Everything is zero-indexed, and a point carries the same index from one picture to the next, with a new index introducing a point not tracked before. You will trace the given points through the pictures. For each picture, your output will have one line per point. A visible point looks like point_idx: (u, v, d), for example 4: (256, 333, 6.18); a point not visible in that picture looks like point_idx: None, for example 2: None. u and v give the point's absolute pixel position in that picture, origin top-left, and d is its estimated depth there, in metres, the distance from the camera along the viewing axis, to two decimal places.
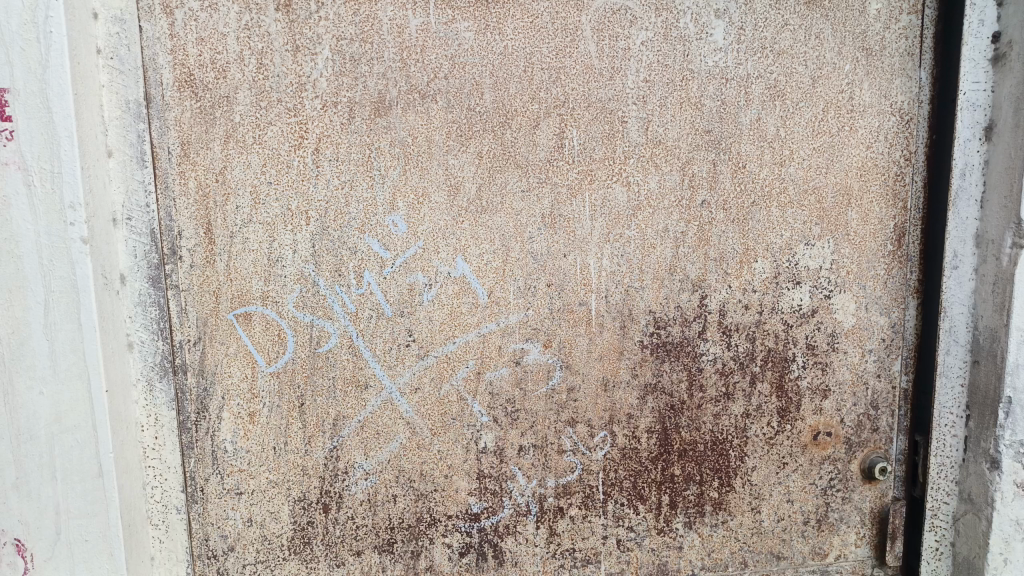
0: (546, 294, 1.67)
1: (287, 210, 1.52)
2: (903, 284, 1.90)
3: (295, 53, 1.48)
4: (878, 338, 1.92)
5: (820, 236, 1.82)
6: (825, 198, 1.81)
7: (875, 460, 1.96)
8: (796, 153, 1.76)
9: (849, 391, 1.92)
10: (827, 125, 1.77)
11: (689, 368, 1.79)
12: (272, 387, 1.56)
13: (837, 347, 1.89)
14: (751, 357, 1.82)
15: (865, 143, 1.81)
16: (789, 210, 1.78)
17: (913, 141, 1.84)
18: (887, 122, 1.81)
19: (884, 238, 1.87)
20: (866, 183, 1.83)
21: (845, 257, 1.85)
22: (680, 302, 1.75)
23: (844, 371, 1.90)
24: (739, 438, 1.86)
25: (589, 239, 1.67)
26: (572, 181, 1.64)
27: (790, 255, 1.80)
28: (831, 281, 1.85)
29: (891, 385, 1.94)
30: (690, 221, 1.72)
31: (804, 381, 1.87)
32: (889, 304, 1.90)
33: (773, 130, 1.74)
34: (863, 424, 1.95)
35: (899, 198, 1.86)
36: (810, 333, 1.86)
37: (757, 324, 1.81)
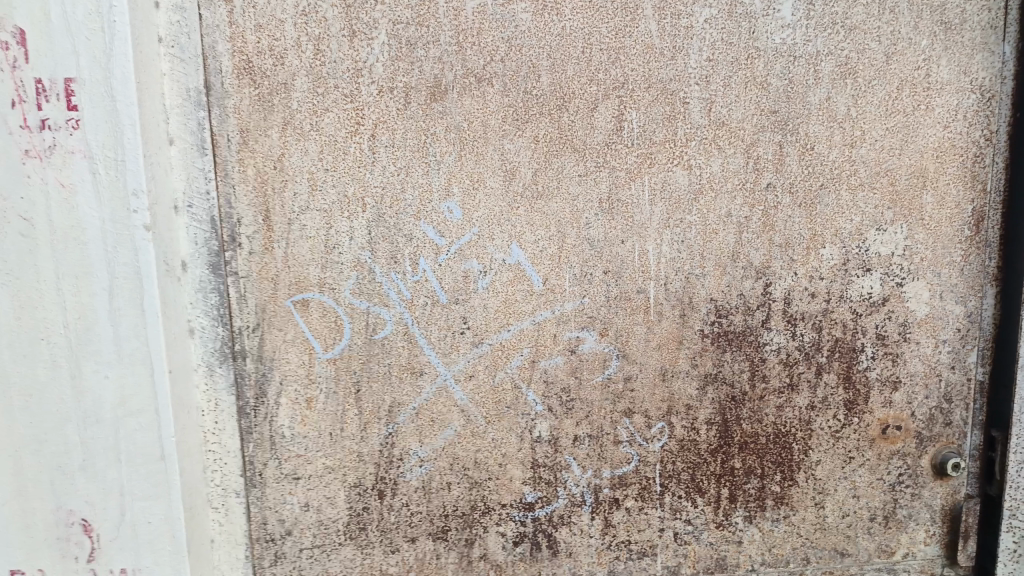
0: (603, 282, 1.63)
1: (343, 197, 1.51)
2: (982, 271, 1.80)
3: (351, 38, 1.46)
4: (953, 328, 1.83)
5: (893, 221, 1.73)
6: (899, 181, 1.72)
7: (947, 455, 1.87)
8: (867, 134, 1.68)
9: (922, 383, 1.84)
10: (902, 104, 1.68)
11: (751, 358, 1.73)
12: (329, 373, 1.56)
13: (909, 337, 1.80)
14: (817, 347, 1.75)
15: (943, 122, 1.71)
16: (860, 194, 1.70)
17: (994, 120, 1.73)
18: (967, 100, 1.71)
19: (961, 223, 1.77)
20: (943, 165, 1.73)
21: (919, 243, 1.76)
22: (742, 290, 1.69)
23: (916, 363, 1.82)
24: (803, 431, 1.80)
25: (648, 224, 1.62)
26: (631, 165, 1.60)
27: (860, 242, 1.73)
28: (903, 268, 1.76)
29: (966, 377, 1.85)
30: (755, 206, 1.66)
31: (873, 373, 1.80)
32: (966, 292, 1.81)
33: (843, 109, 1.66)
34: (935, 417, 1.86)
35: (977, 181, 1.76)
36: (879, 322, 1.78)
37: (824, 312, 1.74)
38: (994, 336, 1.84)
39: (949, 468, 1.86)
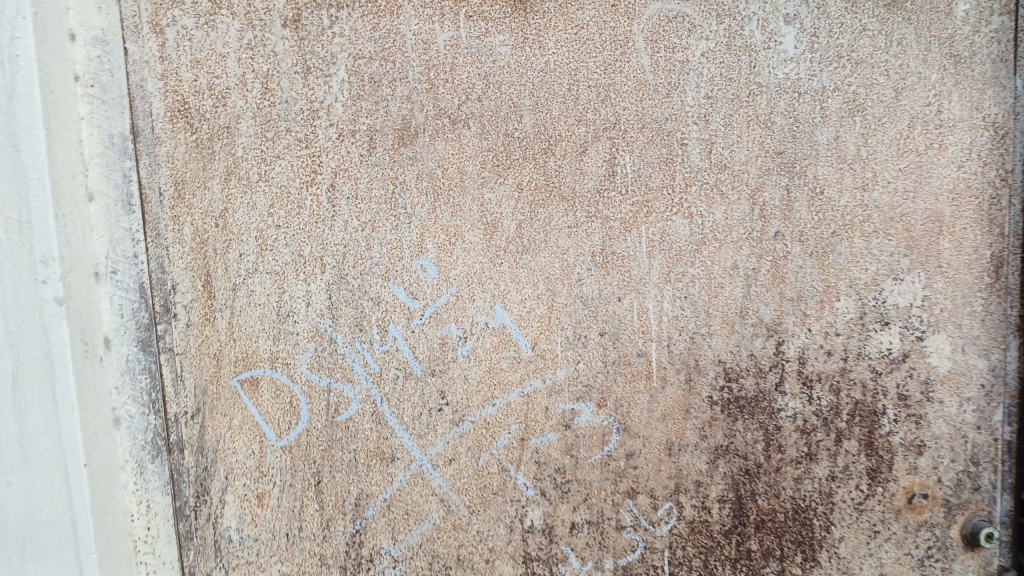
0: (599, 345, 1.43)
1: (298, 256, 1.30)
2: (1005, 322, 1.63)
3: (306, 76, 1.28)
4: (978, 383, 1.65)
5: (910, 269, 1.58)
6: (915, 226, 1.56)
7: (979, 524, 1.66)
8: (879, 175, 1.53)
9: (947, 446, 1.64)
10: (914, 142, 1.54)
11: (765, 426, 1.54)
12: (283, 464, 1.33)
13: (932, 396, 1.62)
14: (837, 410, 1.57)
15: (958, 161, 1.57)
16: (874, 240, 1.55)
17: (1011, 157, 1.59)
18: (981, 138, 1.57)
19: (982, 268, 1.61)
20: (959, 208, 1.58)
21: (938, 292, 1.59)
22: (753, 349, 1.51)
23: (941, 424, 1.63)
24: (825, 505, 1.60)
25: (647, 279, 1.44)
26: (626, 215, 1.42)
27: (876, 292, 1.56)
28: (923, 320, 1.59)
29: (992, 438, 1.66)
30: (763, 255, 1.49)
31: (896, 437, 1.61)
32: (988, 345, 1.63)
33: (853, 149, 1.51)
34: (964, 483, 1.66)
35: (995, 223, 1.60)
36: (901, 381, 1.60)
37: (842, 372, 1.57)
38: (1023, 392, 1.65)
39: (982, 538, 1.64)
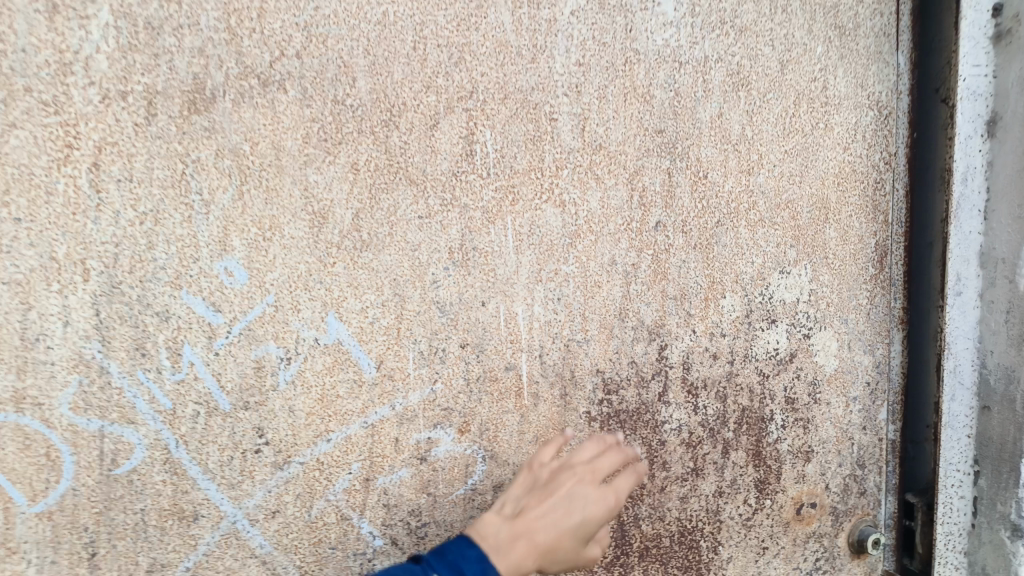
0: (460, 361, 1.19)
1: (50, 261, 0.97)
2: (889, 314, 1.55)
3: (53, 16, 0.95)
4: (862, 381, 1.55)
5: (796, 261, 1.44)
6: (800, 214, 1.43)
7: (865, 531, 1.56)
8: (765, 158, 1.38)
9: (834, 449, 1.53)
10: (799, 122, 1.41)
11: (648, 441, 1.34)
12: (41, 537, 1.00)
13: (819, 398, 1.50)
14: (723, 419, 1.40)
15: (842, 143, 1.45)
16: (760, 230, 1.39)
17: (892, 141, 1.50)
18: (864, 118, 1.47)
19: (865, 259, 1.51)
20: (844, 193, 1.47)
21: (824, 287, 1.47)
22: (634, 356, 1.30)
23: (827, 427, 1.51)
24: (711, 524, 1.42)
25: (515, 279, 1.21)
26: (488, 203, 1.19)
27: (763, 288, 1.41)
28: (810, 316, 1.47)
29: (878, 437, 1.57)
30: (643, 249, 1.29)
31: (784, 445, 1.47)
32: (874, 340, 1.54)
33: (738, 129, 1.35)
34: (850, 487, 1.55)
35: (879, 211, 1.51)
36: (788, 383, 1.46)
37: (727, 377, 1.39)
38: (905, 388, 1.59)
39: (868, 543, 1.55)
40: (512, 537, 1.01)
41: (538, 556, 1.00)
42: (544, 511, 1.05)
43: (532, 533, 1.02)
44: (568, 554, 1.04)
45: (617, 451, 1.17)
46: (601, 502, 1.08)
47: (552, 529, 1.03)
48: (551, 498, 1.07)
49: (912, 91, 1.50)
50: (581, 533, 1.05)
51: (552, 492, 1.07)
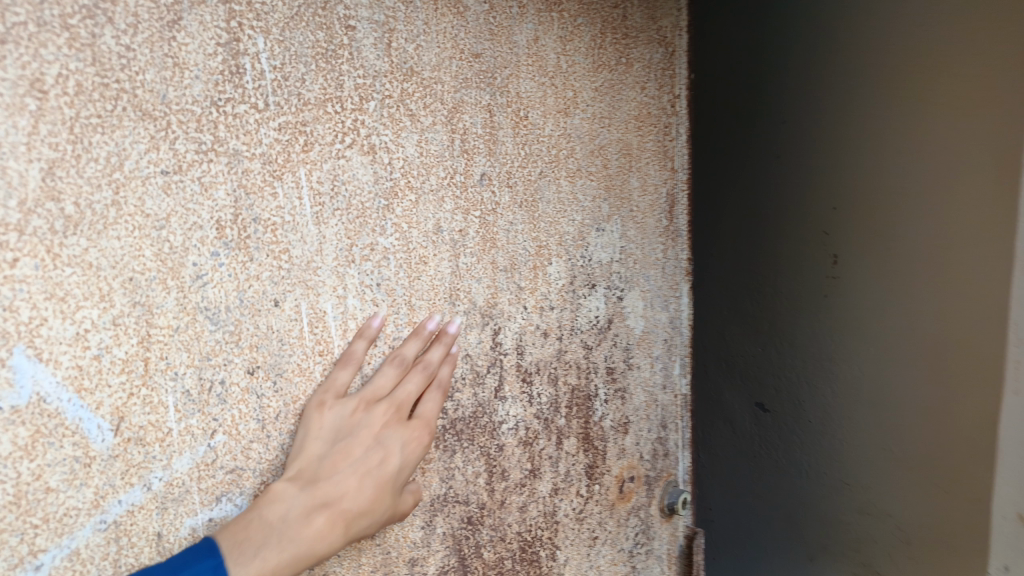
0: (247, 395, 0.78)
1: None
2: (680, 267, 1.42)
3: None
4: (661, 339, 1.40)
5: (610, 216, 1.24)
6: (611, 161, 1.24)
7: (673, 494, 1.46)
8: (579, 95, 1.17)
9: (646, 415, 1.39)
10: (606, 54, 1.22)
11: (486, 449, 1.06)
12: None
13: (632, 363, 1.34)
14: (556, 405, 1.17)
15: (640, 82, 1.29)
16: (579, 181, 1.17)
17: (677, 82, 1.36)
18: (651, 55, 1.31)
19: (660, 208, 1.36)
20: (643, 137, 1.31)
21: (631, 242, 1.30)
22: (468, 347, 1.01)
23: (640, 393, 1.36)
24: (548, 528, 1.20)
25: (318, 262, 0.84)
26: (270, 150, 0.78)
27: (584, 249, 1.19)
28: (622, 276, 1.28)
29: (673, 395, 1.46)
30: (469, 210, 0.99)
31: (608, 422, 1.29)
32: (669, 293, 1.40)
33: (553, 59, 1.11)
34: (658, 451, 1.43)
35: (668, 156, 1.36)
36: (608, 353, 1.27)
37: (558, 356, 1.16)
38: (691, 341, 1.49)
39: (677, 506, 1.45)
40: (311, 507, 0.74)
41: (346, 529, 0.76)
42: (346, 466, 0.78)
43: (339, 497, 0.76)
44: (383, 512, 0.82)
45: (417, 369, 0.89)
46: (413, 447, 0.85)
47: (364, 484, 0.78)
48: (354, 449, 0.79)
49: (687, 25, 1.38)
50: (396, 485, 0.82)
51: (354, 435, 0.80)
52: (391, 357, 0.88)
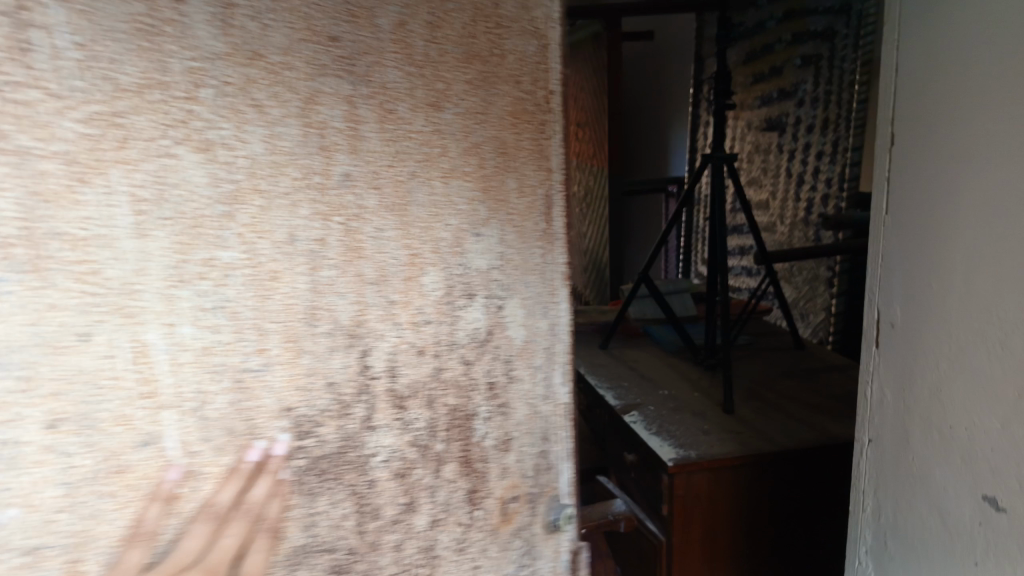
0: (50, 448, 0.72)
1: None
2: (559, 275, 1.08)
3: None
4: (541, 348, 1.08)
5: (486, 221, 1.00)
6: (486, 160, 0.99)
7: (558, 512, 1.11)
8: (452, 87, 0.95)
9: (528, 429, 1.08)
10: (477, 43, 0.96)
11: (356, 488, 0.91)
12: None
13: (512, 378, 1.05)
14: (434, 430, 0.98)
15: (514, 76, 1.00)
16: (454, 183, 0.96)
17: (553, 75, 1.03)
18: (525, 46, 1.01)
19: (539, 209, 1.05)
20: (520, 136, 1.02)
21: (510, 247, 1.03)
22: (331, 374, 0.86)
23: (523, 407, 1.07)
24: (427, 566, 1.01)
25: (141, 284, 0.74)
26: (75, 144, 0.70)
27: (461, 257, 0.98)
28: (501, 283, 1.03)
29: (554, 405, 1.09)
30: (329, 215, 0.84)
31: (490, 442, 1.05)
32: (552, 299, 1.08)
33: (422, 47, 0.91)
34: (542, 465, 1.09)
35: (546, 156, 1.05)
36: (489, 368, 1.03)
37: (435, 375, 0.97)
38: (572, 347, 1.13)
39: (561, 524, 1.11)
40: None
41: None
42: None
43: None
44: None
45: (239, 522, 0.80)
46: None
47: None
48: None
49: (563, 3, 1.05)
50: None
51: None
52: (201, 513, 0.79)
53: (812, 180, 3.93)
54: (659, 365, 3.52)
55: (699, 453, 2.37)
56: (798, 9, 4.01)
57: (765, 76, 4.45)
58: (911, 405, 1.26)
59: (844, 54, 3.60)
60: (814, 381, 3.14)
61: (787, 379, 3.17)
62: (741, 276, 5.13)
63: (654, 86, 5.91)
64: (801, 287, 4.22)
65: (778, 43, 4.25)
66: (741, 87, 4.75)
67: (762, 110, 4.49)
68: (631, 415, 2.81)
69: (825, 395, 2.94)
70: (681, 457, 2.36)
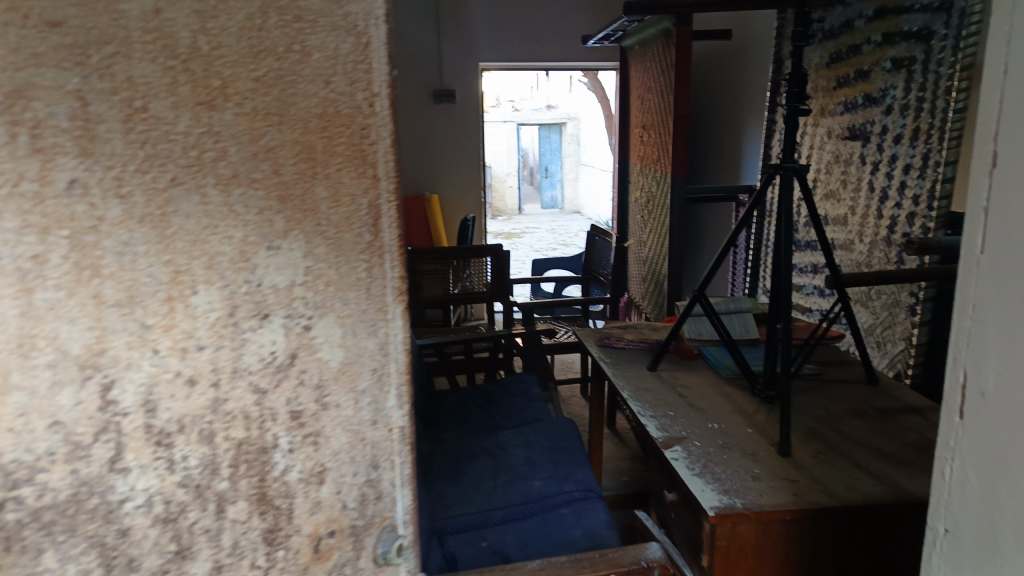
0: None
1: None
2: (387, 291, 0.92)
3: None
4: (368, 369, 0.92)
5: (283, 233, 0.85)
6: (283, 165, 0.84)
7: (388, 542, 0.98)
8: (232, 84, 0.81)
9: (349, 458, 0.94)
10: (268, 34, 0.81)
11: (100, 539, 0.83)
12: None
13: (327, 406, 0.91)
14: (214, 467, 0.86)
15: (322, 74, 0.84)
16: (233, 192, 0.82)
17: (376, 76, 0.87)
18: (338, 44, 0.84)
19: (361, 220, 0.89)
20: (332, 139, 0.86)
21: (320, 262, 0.87)
22: (59, 410, 0.78)
23: (341, 434, 0.92)
24: None
25: None
26: None
27: (249, 272, 0.84)
28: (310, 302, 0.88)
29: (387, 429, 0.95)
30: (51, 228, 0.75)
31: (295, 478, 0.91)
32: (380, 316, 0.92)
33: (187, 39, 0.78)
34: (368, 496, 0.96)
35: (369, 162, 0.88)
36: (292, 396, 0.89)
37: (213, 407, 0.85)
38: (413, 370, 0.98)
39: (390, 557, 0.98)
40: None
41: None
42: None
43: None
44: None
45: None
46: None
47: None
48: None
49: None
50: None
51: None
52: None
53: (897, 198, 3.69)
54: (712, 395, 3.30)
55: (745, 503, 2.09)
56: (891, 8, 3.71)
57: (849, 81, 4.11)
58: (1008, 464, 0.85)
59: (942, 58, 3.33)
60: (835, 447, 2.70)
61: (806, 444, 2.73)
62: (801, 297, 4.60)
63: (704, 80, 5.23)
64: (879, 312, 3.92)
65: (868, 45, 3.94)
66: (823, 91, 4.37)
67: (845, 117, 4.14)
68: (673, 448, 2.69)
69: (853, 460, 2.57)
70: (725, 506, 2.12)
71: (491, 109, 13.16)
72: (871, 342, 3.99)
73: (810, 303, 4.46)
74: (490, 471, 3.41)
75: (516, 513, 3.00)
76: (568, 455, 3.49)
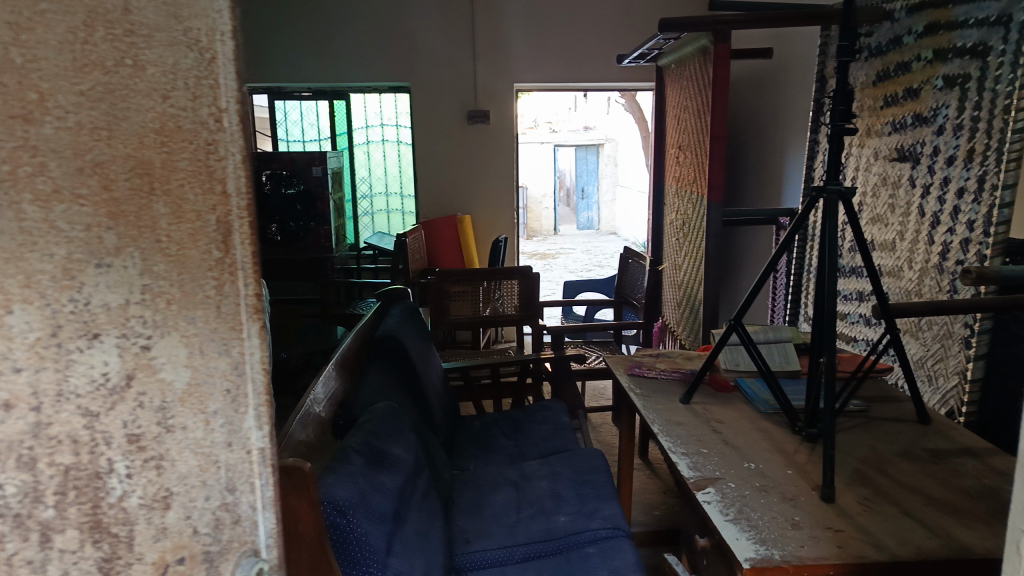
0: None
1: None
2: (240, 309, 0.82)
3: None
4: (220, 391, 0.81)
5: (117, 250, 0.73)
6: (113, 184, 0.72)
7: (247, 567, 0.85)
8: (48, 98, 0.68)
9: (199, 482, 0.80)
10: (87, 46, 0.69)
11: None
12: None
13: (171, 426, 0.78)
14: (37, 495, 0.71)
15: (159, 88, 0.74)
16: (53, 211, 0.69)
17: (222, 89, 0.78)
18: (180, 56, 0.75)
19: (208, 237, 0.78)
20: (172, 157, 0.75)
21: (160, 279, 0.76)
22: None
23: (188, 457, 0.79)
24: None
25: None
26: None
27: (74, 292, 0.71)
28: (148, 322, 0.75)
29: (245, 451, 0.85)
30: None
31: (136, 501, 0.76)
32: (229, 335, 0.82)
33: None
34: (223, 520, 0.82)
35: (216, 178, 0.78)
36: (127, 419, 0.75)
37: (32, 431, 0.70)
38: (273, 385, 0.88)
39: None
40: None
41: None
42: None
43: None
44: None
45: None
46: None
47: None
48: None
49: (237, 4, 0.80)
50: None
51: None
52: None
53: (950, 222, 3.26)
54: (748, 431, 2.70)
55: (784, 556, 1.86)
56: (944, 22, 3.30)
57: (897, 100, 3.66)
58: None
59: (999, 75, 2.97)
60: (883, 493, 2.16)
61: (850, 489, 2.19)
62: (855, 325, 4.19)
63: (745, 106, 5.05)
64: (930, 343, 3.29)
65: (917, 62, 3.50)
66: (870, 110, 3.92)
67: (892, 138, 3.70)
68: (706, 491, 2.20)
69: (905, 509, 2.06)
70: (760, 558, 1.86)
71: (529, 133, 13.26)
72: (920, 375, 3.35)
73: (855, 332, 4.19)
74: (514, 504, 3.14)
75: (538, 550, 2.76)
76: (596, 488, 3.17)
